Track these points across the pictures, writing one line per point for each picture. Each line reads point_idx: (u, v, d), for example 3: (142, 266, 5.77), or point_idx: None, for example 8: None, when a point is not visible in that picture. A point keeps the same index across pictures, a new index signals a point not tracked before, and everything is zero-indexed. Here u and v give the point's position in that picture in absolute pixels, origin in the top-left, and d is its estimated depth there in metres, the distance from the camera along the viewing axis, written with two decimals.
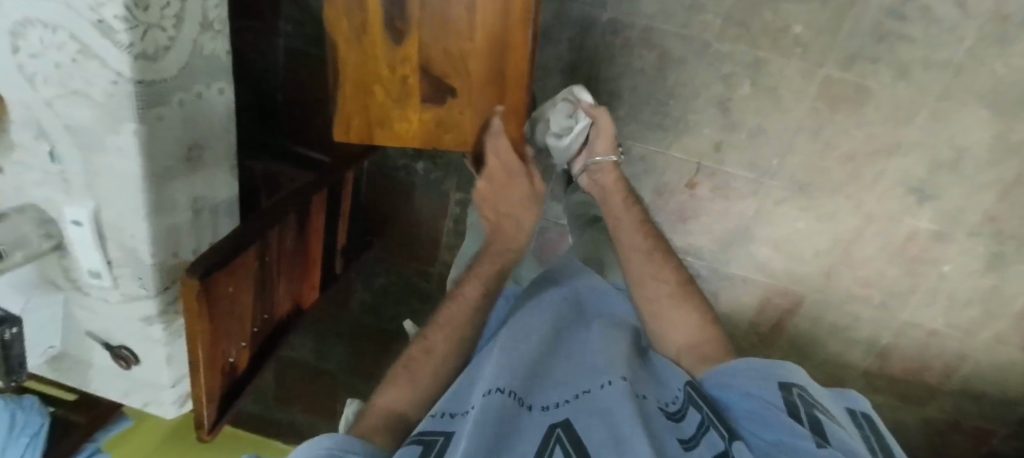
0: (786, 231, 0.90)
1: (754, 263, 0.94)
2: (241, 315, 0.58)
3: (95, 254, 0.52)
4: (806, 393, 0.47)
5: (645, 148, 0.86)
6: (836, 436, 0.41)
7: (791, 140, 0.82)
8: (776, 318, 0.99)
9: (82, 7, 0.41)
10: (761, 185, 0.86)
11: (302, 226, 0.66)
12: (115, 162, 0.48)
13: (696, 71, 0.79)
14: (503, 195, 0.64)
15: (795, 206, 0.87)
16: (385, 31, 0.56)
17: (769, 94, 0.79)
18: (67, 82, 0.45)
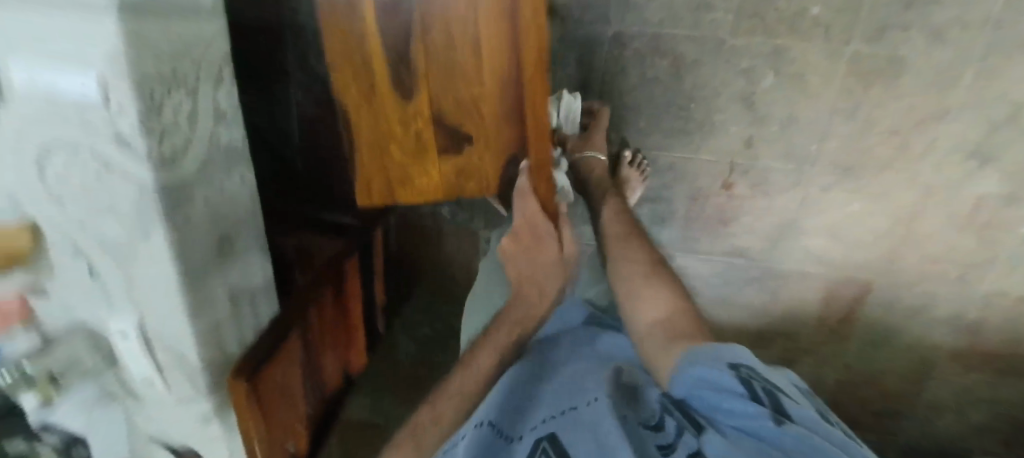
0: (839, 218, 0.84)
1: (809, 257, 0.88)
2: (291, 399, 0.56)
3: (145, 363, 0.53)
4: (751, 371, 0.43)
5: (672, 156, 0.83)
6: (795, 411, 0.38)
7: (828, 123, 0.78)
8: (844, 310, 0.92)
9: (99, 126, 0.42)
10: (803, 174, 0.82)
11: (339, 296, 0.65)
12: (150, 270, 0.48)
13: (713, 71, 0.76)
14: (534, 252, 0.64)
15: (842, 191, 0.82)
16: (393, 89, 0.55)
17: (796, 81, 0.75)
18: (96, 200, 0.46)
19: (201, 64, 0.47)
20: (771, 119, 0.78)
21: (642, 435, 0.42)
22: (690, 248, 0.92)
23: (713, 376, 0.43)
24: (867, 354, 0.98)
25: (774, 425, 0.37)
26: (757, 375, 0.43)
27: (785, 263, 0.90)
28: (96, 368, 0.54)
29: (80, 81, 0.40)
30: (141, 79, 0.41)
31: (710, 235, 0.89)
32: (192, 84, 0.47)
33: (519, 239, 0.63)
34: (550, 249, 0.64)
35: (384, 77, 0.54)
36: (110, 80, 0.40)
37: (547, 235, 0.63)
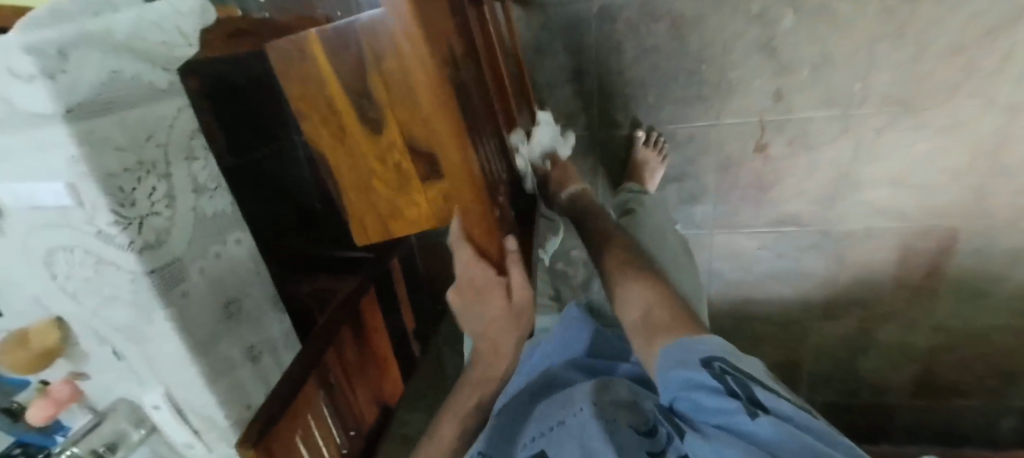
0: (900, 161, 0.85)
1: (875, 210, 0.90)
2: (322, 444, 0.56)
3: (183, 428, 0.55)
4: (731, 364, 0.40)
5: (691, 127, 0.88)
6: (773, 405, 0.37)
7: (871, 53, 0.77)
8: (928, 265, 0.94)
9: (82, 224, 0.44)
10: (850, 120, 0.83)
11: (360, 332, 0.65)
12: (161, 346, 0.49)
13: (722, 23, 0.78)
14: (481, 308, 0.55)
15: (905, 128, 0.82)
16: (363, 125, 0.52)
17: (824, 13, 0.75)
18: (99, 291, 0.48)
19: (169, 144, 0.48)
20: (799, 63, 0.79)
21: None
22: (739, 223, 0.96)
23: (685, 375, 0.40)
24: (963, 314, 0.98)
25: (749, 422, 0.36)
26: (736, 367, 0.40)
27: (844, 221, 0.92)
28: (139, 440, 0.56)
29: (56, 186, 0.42)
30: (106, 174, 0.42)
31: (754, 202, 0.93)
32: (163, 166, 0.48)
33: (464, 290, 0.55)
34: (495, 301, 0.55)
35: (351, 115, 0.52)
36: (77, 182, 0.41)
37: (492, 285, 0.54)
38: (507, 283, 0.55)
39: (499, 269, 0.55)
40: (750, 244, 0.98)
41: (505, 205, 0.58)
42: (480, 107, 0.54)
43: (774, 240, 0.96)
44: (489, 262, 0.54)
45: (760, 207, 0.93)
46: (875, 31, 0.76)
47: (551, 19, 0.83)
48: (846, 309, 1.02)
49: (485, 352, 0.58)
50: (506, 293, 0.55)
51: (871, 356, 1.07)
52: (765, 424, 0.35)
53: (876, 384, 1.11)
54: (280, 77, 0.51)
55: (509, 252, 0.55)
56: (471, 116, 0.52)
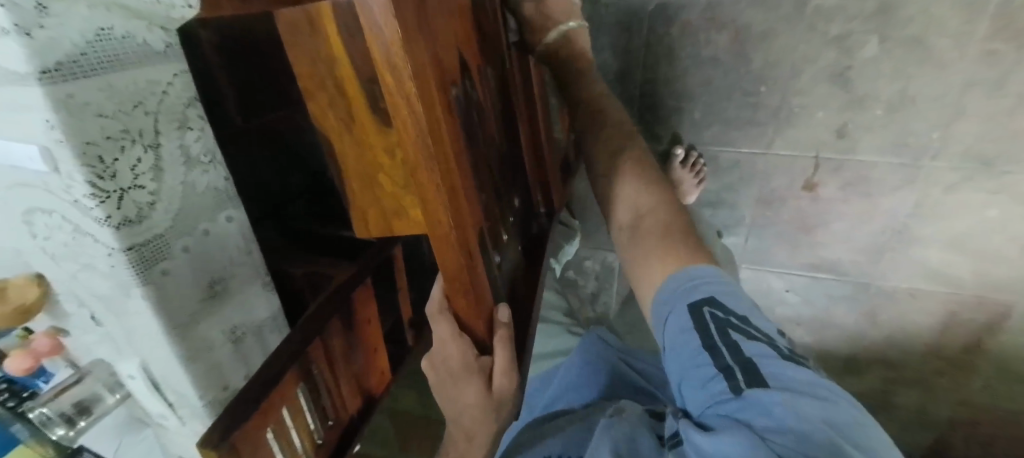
0: (962, 229, 0.88)
1: (922, 269, 0.94)
2: (297, 436, 0.55)
3: (158, 402, 0.54)
4: (719, 310, 0.44)
5: (737, 153, 0.91)
6: (757, 366, 0.42)
7: (960, 95, 0.76)
8: (969, 334, 0.98)
9: (59, 190, 0.40)
10: (919, 170, 0.84)
11: (351, 322, 0.63)
12: (138, 322, 0.47)
13: (796, 41, 0.77)
14: (454, 393, 0.44)
15: (976, 188, 0.83)
16: (373, 116, 0.46)
17: (917, 44, 0.74)
18: (77, 258, 0.45)
19: (160, 112, 0.45)
20: (873, 99, 0.79)
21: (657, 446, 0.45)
22: (770, 259, 1.02)
23: (677, 334, 0.45)
24: (998, 387, 1.02)
25: (736, 392, 0.41)
26: (724, 315, 0.44)
27: (886, 277, 0.97)
28: (114, 405, 0.55)
29: (31, 149, 0.38)
30: (85, 142, 0.38)
31: (792, 242, 0.98)
32: (152, 135, 0.44)
33: (438, 368, 0.44)
34: (470, 390, 0.44)
35: (360, 105, 0.46)
36: (53, 148, 0.38)
37: (472, 374, 0.42)
38: (490, 365, 0.43)
39: (481, 347, 0.43)
40: (780, 284, 1.04)
41: (503, 247, 0.47)
42: (488, 118, 0.44)
43: (806, 283, 1.03)
44: (471, 343, 0.42)
45: (796, 248, 0.98)
46: (960, 72, 0.74)
47: (600, 13, 0.84)
48: (869, 366, 1.10)
49: (458, 440, 0.48)
50: (484, 384, 0.43)
51: (893, 411, 1.15)
52: (752, 391, 0.41)
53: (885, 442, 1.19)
54: (295, 65, 0.46)
55: (498, 329, 0.43)
56: (470, 141, 0.38)
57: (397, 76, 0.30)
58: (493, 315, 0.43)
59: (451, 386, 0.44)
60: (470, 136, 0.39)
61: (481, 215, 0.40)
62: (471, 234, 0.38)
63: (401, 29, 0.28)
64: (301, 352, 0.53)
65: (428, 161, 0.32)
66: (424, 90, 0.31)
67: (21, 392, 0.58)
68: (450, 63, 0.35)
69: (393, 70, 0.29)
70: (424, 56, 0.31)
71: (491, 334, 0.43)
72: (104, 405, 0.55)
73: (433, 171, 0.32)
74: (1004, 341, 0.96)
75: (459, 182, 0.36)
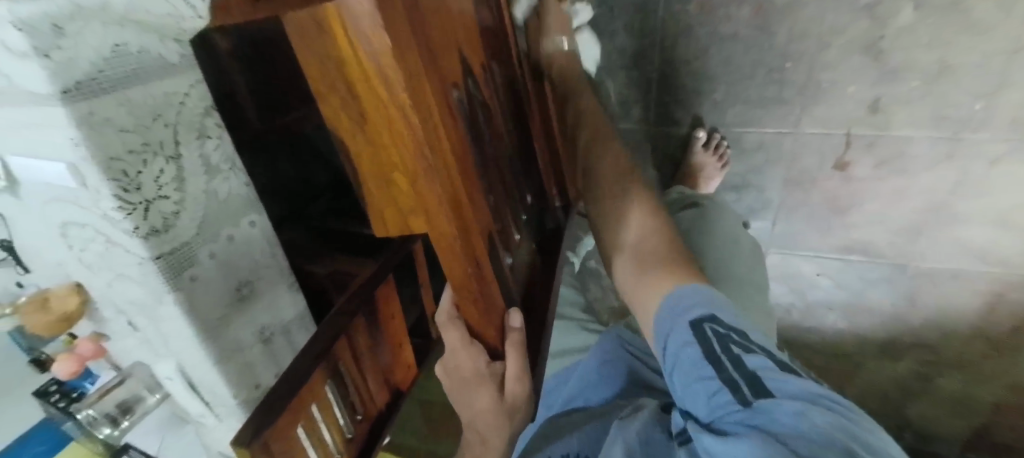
0: (1011, 206, 0.83)
1: (963, 247, 0.89)
2: (326, 431, 0.56)
3: (196, 401, 0.56)
4: (720, 325, 0.45)
5: (763, 133, 0.88)
6: (762, 377, 0.42)
7: (1003, 63, 0.71)
8: (1017, 315, 0.93)
9: (88, 204, 0.42)
10: (961, 142, 0.79)
11: (375, 318, 0.64)
12: (170, 325, 0.49)
13: (823, 13, 0.73)
14: (469, 395, 0.45)
15: (1022, 161, 0.78)
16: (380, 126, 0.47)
17: (955, 9, 0.69)
18: (111, 267, 0.47)
19: (179, 123, 0.46)
20: (910, 70, 0.75)
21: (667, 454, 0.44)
22: (801, 242, 0.98)
23: (678, 348, 0.46)
24: None
25: (746, 406, 0.41)
26: (724, 329, 0.45)
27: (926, 256, 0.92)
28: (156, 405, 0.58)
29: (60, 165, 0.40)
30: (109, 158, 0.40)
31: (823, 224, 0.94)
32: (172, 146, 0.45)
33: (451, 373, 0.45)
34: (485, 393, 0.44)
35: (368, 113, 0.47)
36: (79, 164, 0.39)
37: (483, 381, 0.44)
38: (503, 372, 0.44)
39: (493, 352, 0.44)
40: (810, 268, 1.01)
41: (517, 249, 0.47)
42: (497, 120, 0.44)
43: (839, 267, 0.99)
44: (482, 349, 0.43)
45: (828, 230, 0.95)
46: (1006, 36, 0.69)
47: None
48: (906, 350, 1.06)
49: (474, 441, 0.48)
50: (497, 389, 0.44)
51: (935, 397, 1.10)
52: (762, 403, 0.41)
53: (924, 427, 1.16)
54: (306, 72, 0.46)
55: (510, 334, 0.44)
56: (475, 144, 0.38)
57: (390, 89, 0.29)
58: (506, 321, 0.44)
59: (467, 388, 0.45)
60: (475, 138, 0.38)
61: (489, 218, 0.40)
62: (478, 241, 0.38)
63: (391, 42, 0.28)
64: (326, 353, 0.54)
65: (427, 170, 0.32)
66: (420, 105, 0.31)
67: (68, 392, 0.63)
68: (450, 70, 0.35)
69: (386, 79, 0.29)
70: (418, 70, 0.31)
71: (503, 340, 0.44)
72: (149, 402, 0.58)
73: (434, 183, 0.32)
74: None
75: (462, 193, 0.36)
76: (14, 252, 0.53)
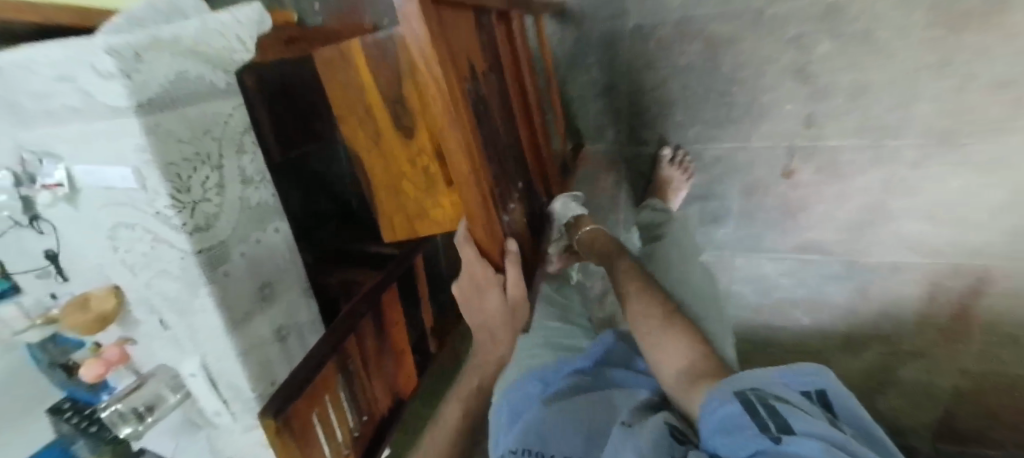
0: (930, 199, 0.90)
1: (904, 243, 0.96)
2: (334, 425, 0.60)
3: (214, 398, 0.59)
4: (760, 388, 0.40)
5: (720, 148, 0.96)
6: (798, 424, 0.36)
7: (908, 82, 0.82)
8: (957, 303, 0.97)
9: (143, 205, 0.49)
10: (882, 148, 0.88)
11: (381, 323, 0.69)
12: (202, 318, 0.55)
13: (758, 44, 0.85)
14: (477, 304, 0.51)
15: (939, 163, 0.87)
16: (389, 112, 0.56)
17: (864, 38, 0.81)
18: (153, 266, 0.53)
19: (222, 138, 0.54)
20: (834, 89, 0.85)
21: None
22: (762, 245, 1.04)
23: (714, 406, 0.41)
24: (999, 356, 0.98)
25: (775, 445, 0.35)
26: (765, 391, 0.40)
27: (870, 252, 0.98)
28: (175, 404, 0.61)
29: (123, 170, 0.47)
30: (167, 163, 0.47)
31: (780, 228, 1.01)
32: (216, 158, 0.53)
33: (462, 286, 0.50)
34: (492, 297, 0.50)
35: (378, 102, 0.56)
36: (143, 169, 0.47)
37: (490, 283, 0.49)
38: (504, 283, 0.50)
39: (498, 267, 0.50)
40: (772, 268, 1.06)
41: (510, 208, 0.55)
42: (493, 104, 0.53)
43: (798, 266, 1.04)
44: (489, 265, 0.49)
45: (784, 233, 1.01)
46: (908, 59, 0.81)
47: (587, 34, 0.94)
48: (864, 341, 1.08)
49: (483, 342, 0.54)
50: (502, 289, 0.50)
51: (901, 386, 1.09)
52: (789, 440, 0.35)
53: (893, 426, 1.14)
54: (325, 86, 0.57)
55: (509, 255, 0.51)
56: (478, 115, 0.46)
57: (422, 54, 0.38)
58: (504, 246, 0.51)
59: (470, 304, 0.51)
60: (477, 114, 0.46)
61: (490, 171, 0.47)
62: (484, 181, 0.45)
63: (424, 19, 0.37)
64: (336, 346, 0.59)
65: (447, 119, 0.40)
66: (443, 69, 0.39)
67: (82, 409, 0.68)
68: (459, 53, 0.44)
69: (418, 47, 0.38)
70: (440, 46, 0.39)
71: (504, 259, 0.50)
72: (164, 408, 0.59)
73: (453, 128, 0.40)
74: (992, 306, 0.95)
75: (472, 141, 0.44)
76: (56, 260, 0.58)
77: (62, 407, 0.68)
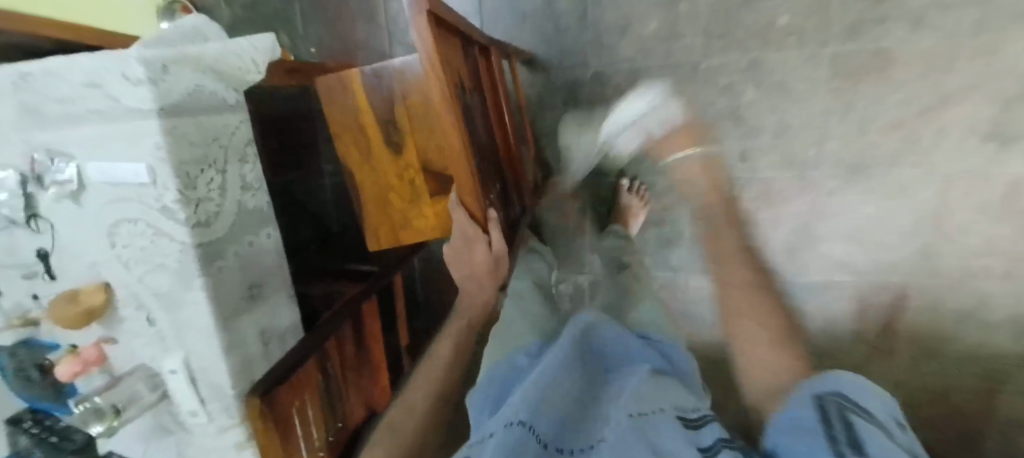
0: (854, 221, 0.88)
1: (835, 263, 0.91)
2: (310, 425, 0.62)
3: (192, 396, 0.61)
4: (847, 401, 0.38)
5: (670, 179, 0.94)
6: (869, 445, 0.32)
7: (823, 125, 0.85)
8: (883, 319, 0.91)
9: (151, 200, 0.53)
10: (807, 180, 0.87)
11: (360, 334, 0.72)
12: (192, 313, 0.57)
13: (695, 92, 0.88)
14: (467, 257, 0.59)
15: (853, 193, 0.86)
16: (384, 125, 0.63)
17: (780, 88, 0.85)
18: (150, 261, 0.56)
19: (229, 146, 0.59)
20: (761, 129, 0.87)
21: (678, 440, 0.36)
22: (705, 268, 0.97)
23: (797, 413, 0.39)
24: (925, 368, 0.90)
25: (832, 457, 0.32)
26: (851, 405, 0.37)
27: (805, 272, 0.92)
28: (151, 403, 0.62)
29: (138, 167, 0.52)
30: (180, 162, 0.53)
31: None
32: (221, 163, 0.58)
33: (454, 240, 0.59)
34: (478, 249, 0.58)
35: (374, 114, 0.63)
36: (156, 167, 0.52)
37: (478, 238, 0.57)
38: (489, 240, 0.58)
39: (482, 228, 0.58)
40: None
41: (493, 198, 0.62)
42: (479, 114, 0.62)
43: None
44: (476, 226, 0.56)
45: None
46: (824, 103, 0.84)
47: (552, 78, 0.95)
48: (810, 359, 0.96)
49: (470, 287, 0.62)
50: (488, 244, 0.58)
51: None
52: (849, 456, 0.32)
53: None
54: (323, 105, 0.64)
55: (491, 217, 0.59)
56: (467, 113, 0.55)
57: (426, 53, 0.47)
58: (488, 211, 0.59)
59: (457, 253, 0.60)
60: (466, 113, 0.55)
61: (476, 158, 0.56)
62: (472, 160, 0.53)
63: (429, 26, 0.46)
64: (317, 347, 0.62)
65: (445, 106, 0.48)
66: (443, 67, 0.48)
67: (43, 420, 0.65)
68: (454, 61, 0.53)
69: (425, 51, 0.46)
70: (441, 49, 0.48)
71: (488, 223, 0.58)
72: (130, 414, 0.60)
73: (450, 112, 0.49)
74: (914, 321, 0.89)
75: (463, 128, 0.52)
76: (46, 260, 0.60)
77: (22, 418, 0.64)
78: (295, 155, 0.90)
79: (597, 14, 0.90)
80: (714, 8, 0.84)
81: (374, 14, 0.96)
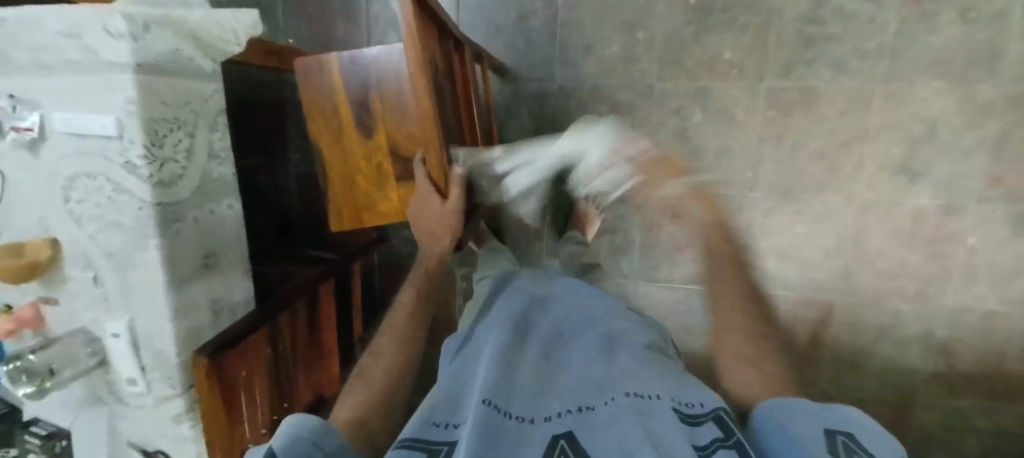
0: (786, 239, 0.96)
1: (768, 277, 0.99)
2: (256, 399, 0.61)
3: (131, 362, 0.59)
4: (854, 440, 0.39)
5: None
6: None
7: (758, 151, 0.94)
8: (810, 331, 1.00)
9: (114, 155, 0.53)
10: (745, 199, 0.96)
11: (314, 314, 0.72)
12: (143, 273, 0.57)
13: (648, 111, 0.96)
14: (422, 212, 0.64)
15: (784, 213, 0.95)
16: (355, 105, 0.66)
17: (723, 113, 0.94)
18: (104, 217, 0.56)
19: (200, 112, 0.61)
20: (705, 149, 0.95)
21: (675, 426, 0.40)
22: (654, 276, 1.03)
23: (797, 426, 0.41)
24: (845, 381, 1.00)
25: None
26: (858, 443, 0.39)
27: None
28: (88, 369, 0.60)
29: (105, 120, 0.53)
30: (149, 119, 0.53)
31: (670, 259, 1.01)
32: (191, 126, 0.59)
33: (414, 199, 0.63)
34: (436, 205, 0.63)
35: (346, 95, 0.66)
36: (126, 120, 0.52)
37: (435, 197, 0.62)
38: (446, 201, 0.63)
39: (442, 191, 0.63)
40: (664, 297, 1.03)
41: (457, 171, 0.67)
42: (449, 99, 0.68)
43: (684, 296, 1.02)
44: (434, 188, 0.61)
45: (674, 265, 1.01)
46: (761, 130, 0.93)
47: (521, 88, 1.01)
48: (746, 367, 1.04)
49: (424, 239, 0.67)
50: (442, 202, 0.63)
51: None
52: None
53: None
54: (300, 85, 0.67)
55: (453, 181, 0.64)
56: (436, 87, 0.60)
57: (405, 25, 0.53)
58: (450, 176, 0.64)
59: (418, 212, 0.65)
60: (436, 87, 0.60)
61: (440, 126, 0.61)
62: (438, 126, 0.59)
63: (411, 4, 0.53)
64: (271, 319, 0.62)
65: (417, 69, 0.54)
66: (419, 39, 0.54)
67: None
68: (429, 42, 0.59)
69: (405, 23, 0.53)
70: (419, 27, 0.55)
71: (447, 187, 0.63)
72: (63, 376, 0.56)
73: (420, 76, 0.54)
74: (838, 334, 0.99)
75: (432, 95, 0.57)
76: None
77: None
78: (262, 141, 0.90)
79: (564, 34, 0.97)
80: (669, 38, 0.93)
81: (355, 13, 1.00)
